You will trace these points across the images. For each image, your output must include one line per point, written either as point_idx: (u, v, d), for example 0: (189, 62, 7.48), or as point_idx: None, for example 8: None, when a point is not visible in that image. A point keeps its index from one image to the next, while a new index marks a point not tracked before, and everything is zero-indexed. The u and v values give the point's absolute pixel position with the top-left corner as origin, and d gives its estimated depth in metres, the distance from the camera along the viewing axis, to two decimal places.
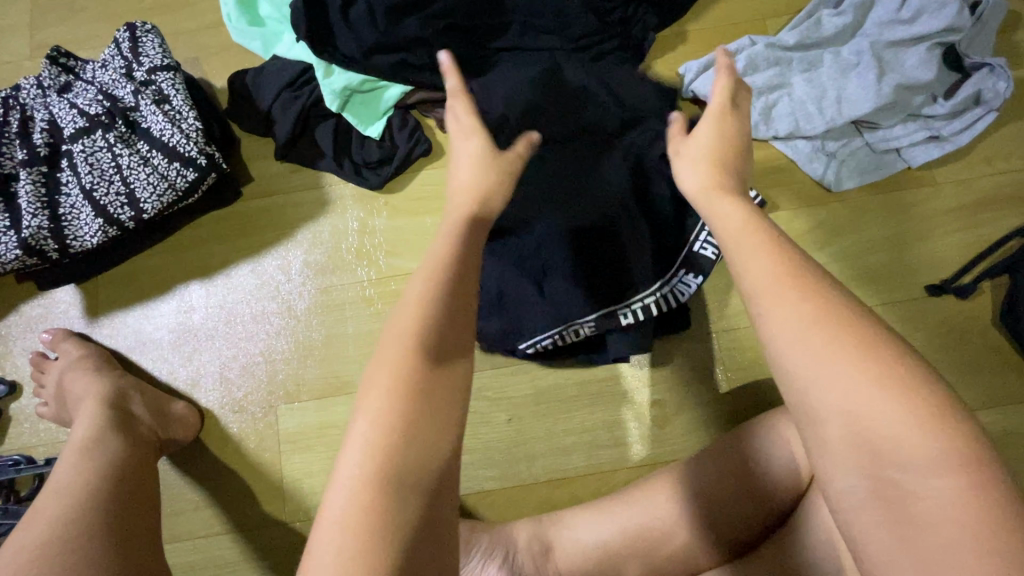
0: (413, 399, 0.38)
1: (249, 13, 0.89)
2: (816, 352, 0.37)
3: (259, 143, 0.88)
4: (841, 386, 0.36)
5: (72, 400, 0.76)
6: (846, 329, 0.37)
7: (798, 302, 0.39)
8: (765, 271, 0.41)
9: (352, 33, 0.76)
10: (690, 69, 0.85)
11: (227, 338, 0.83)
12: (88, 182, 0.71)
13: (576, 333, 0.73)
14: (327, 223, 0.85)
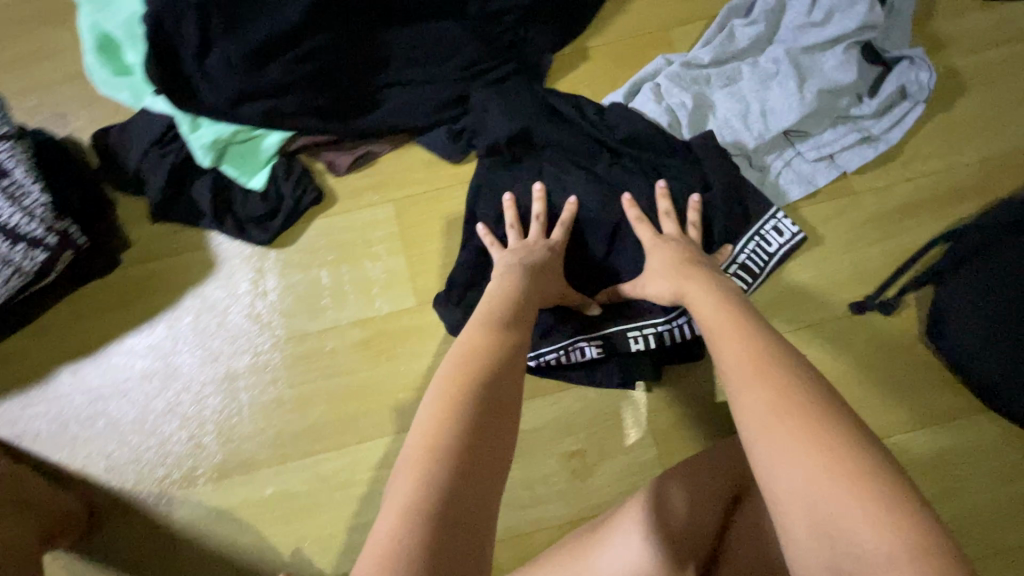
0: (461, 436, 0.42)
1: (112, 61, 0.81)
2: (774, 440, 0.39)
3: (135, 203, 0.80)
4: (795, 470, 0.37)
5: None
6: (803, 415, 0.39)
7: (761, 390, 0.42)
8: (734, 358, 0.46)
9: (212, 81, 0.70)
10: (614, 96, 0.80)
11: (115, 420, 0.76)
12: None
13: (581, 352, 0.72)
14: (215, 287, 0.79)
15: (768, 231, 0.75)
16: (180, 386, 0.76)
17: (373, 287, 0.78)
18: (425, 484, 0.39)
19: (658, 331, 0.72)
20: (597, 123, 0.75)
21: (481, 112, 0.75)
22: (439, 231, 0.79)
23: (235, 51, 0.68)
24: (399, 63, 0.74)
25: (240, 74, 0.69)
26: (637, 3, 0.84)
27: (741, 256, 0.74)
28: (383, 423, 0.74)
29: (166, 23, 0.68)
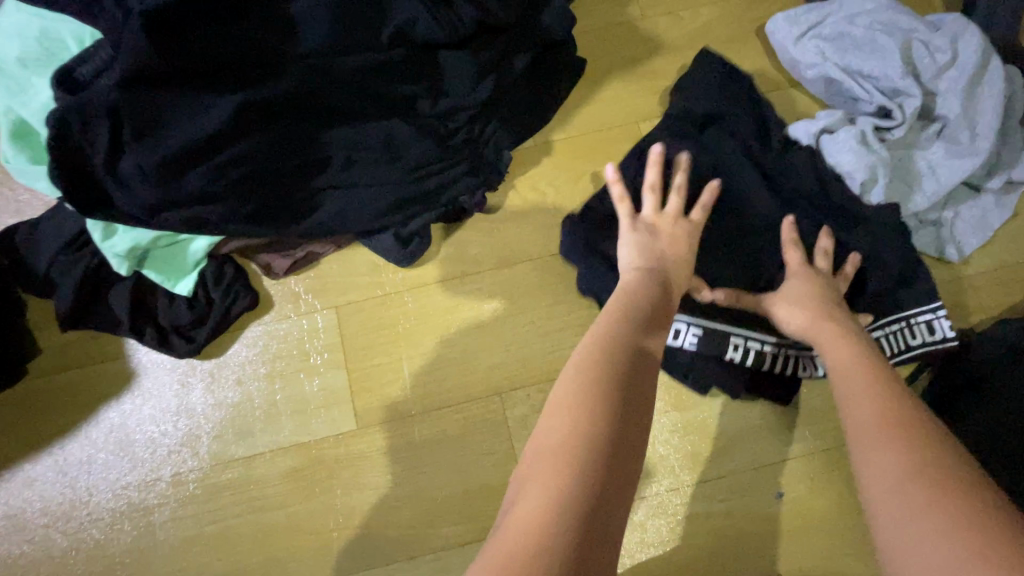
0: (601, 443, 0.40)
1: (32, 147, 0.74)
2: (907, 509, 0.37)
3: (48, 306, 0.73)
4: (936, 545, 0.35)
5: None
6: (940, 488, 0.37)
7: (895, 456, 0.41)
8: (868, 414, 0.46)
9: (126, 187, 0.62)
10: (801, 134, 0.72)
11: (8, 556, 0.67)
12: None
13: (676, 334, 0.67)
14: (134, 401, 0.71)
15: (920, 323, 0.67)
16: (88, 517, 0.68)
17: (309, 408, 0.70)
18: (561, 486, 0.37)
19: (764, 348, 0.68)
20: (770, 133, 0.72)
21: (696, 97, 0.74)
22: (385, 342, 0.72)
23: (147, 160, 0.61)
24: (339, 165, 0.68)
25: (154, 181, 0.62)
26: (604, 93, 0.80)
27: (876, 332, 0.67)
28: (315, 566, 0.67)
29: (72, 125, 0.60)
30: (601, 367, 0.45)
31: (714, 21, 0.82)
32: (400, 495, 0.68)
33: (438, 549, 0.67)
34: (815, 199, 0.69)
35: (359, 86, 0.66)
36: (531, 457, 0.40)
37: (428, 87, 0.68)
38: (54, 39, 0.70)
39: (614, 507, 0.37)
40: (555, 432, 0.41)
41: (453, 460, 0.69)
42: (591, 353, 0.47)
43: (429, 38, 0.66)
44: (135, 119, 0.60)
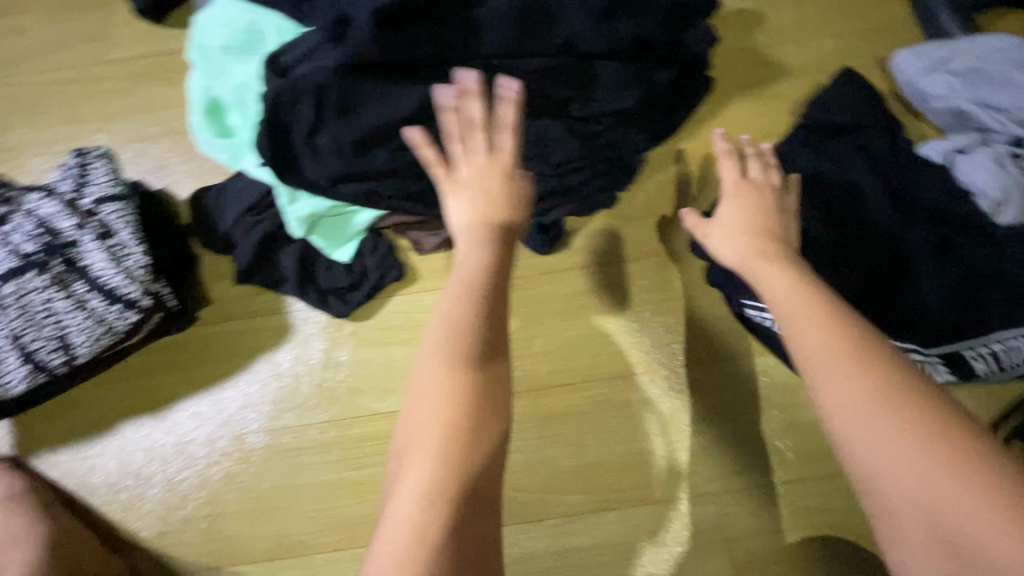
0: (461, 415, 0.46)
1: (217, 121, 0.84)
2: (872, 432, 0.42)
3: (219, 261, 0.81)
4: (908, 467, 0.41)
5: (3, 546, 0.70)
6: (898, 413, 0.42)
7: (853, 382, 0.45)
8: (821, 345, 0.47)
9: (318, 159, 0.70)
10: (932, 152, 0.77)
11: (173, 479, 0.75)
12: (16, 327, 0.63)
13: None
14: (288, 353, 0.78)
15: None
16: (242, 453, 0.75)
17: None
18: (432, 470, 0.44)
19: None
20: (887, 151, 0.78)
21: (821, 112, 0.81)
22: (517, 321, 0.78)
23: (346, 135, 0.69)
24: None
25: (342, 162, 0.70)
26: (729, 109, 0.86)
27: (999, 343, 0.71)
28: None
29: (280, 111, 0.68)
30: (437, 333, 0.50)
31: (834, 52, 0.88)
32: (525, 463, 0.73)
33: (560, 515, 0.73)
34: (936, 216, 0.75)
35: (525, 88, 0.71)
36: (411, 419, 0.48)
37: (584, 91, 0.73)
38: (256, 30, 0.80)
39: (497, 461, 0.47)
40: (428, 407, 0.47)
41: (575, 435, 0.75)
42: (443, 316, 0.51)
43: (592, 49, 0.71)
44: (338, 110, 0.69)
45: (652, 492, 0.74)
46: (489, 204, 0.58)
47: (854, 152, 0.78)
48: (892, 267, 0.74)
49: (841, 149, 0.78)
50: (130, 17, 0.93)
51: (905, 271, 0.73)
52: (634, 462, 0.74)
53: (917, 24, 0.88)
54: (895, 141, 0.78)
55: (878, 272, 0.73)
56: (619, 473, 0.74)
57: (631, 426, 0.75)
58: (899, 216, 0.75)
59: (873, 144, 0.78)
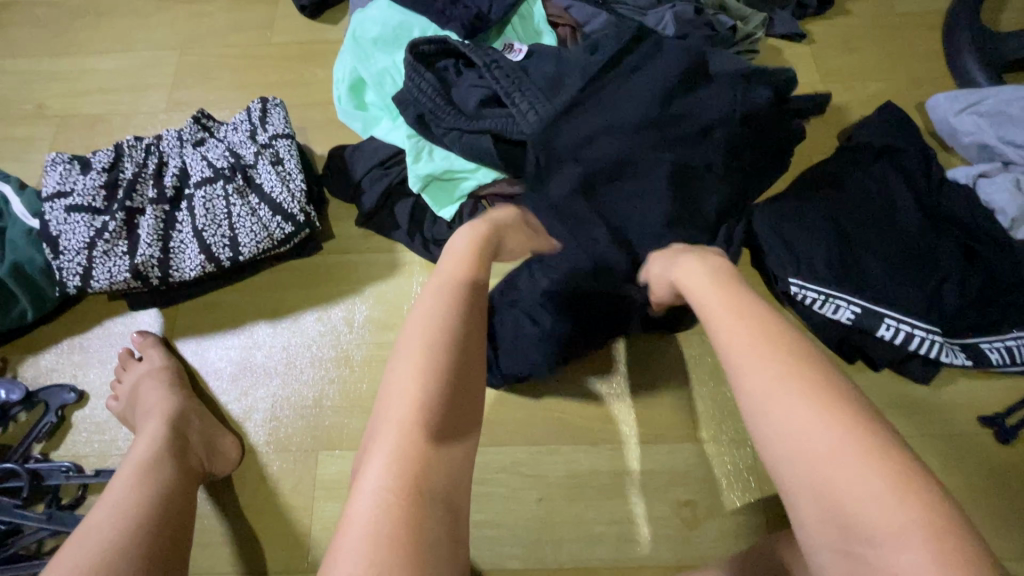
0: (427, 429, 0.52)
1: (356, 97, 1.01)
2: (784, 422, 0.45)
3: (344, 205, 0.98)
4: (807, 442, 0.43)
5: (141, 409, 0.81)
6: (813, 400, 0.45)
7: (767, 366, 0.48)
8: (742, 336, 0.50)
9: (436, 138, 0.88)
10: (960, 176, 0.90)
11: (286, 375, 0.87)
12: (201, 224, 0.80)
13: (835, 309, 0.83)
14: (393, 285, 0.93)
15: None
16: (345, 359, 0.88)
17: None
18: (393, 473, 0.49)
19: (912, 332, 0.81)
20: (913, 172, 0.91)
21: (865, 136, 0.95)
22: None
23: (459, 123, 0.85)
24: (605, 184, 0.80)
25: (463, 123, 0.85)
26: None
27: (1014, 338, 0.81)
28: (514, 435, 0.82)
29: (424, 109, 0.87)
30: (416, 352, 0.55)
31: (875, 93, 1.04)
32: (588, 395, 0.84)
33: (613, 442, 0.81)
34: (962, 226, 0.87)
35: (646, 131, 0.79)
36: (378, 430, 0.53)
37: (695, 138, 0.79)
38: (404, 28, 0.98)
39: (456, 469, 0.53)
40: (397, 407, 0.53)
41: (631, 378, 0.85)
42: (423, 333, 0.57)
43: (708, 111, 0.80)
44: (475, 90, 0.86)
45: (697, 433, 0.82)
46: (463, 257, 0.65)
47: (888, 168, 0.92)
48: (919, 262, 0.84)
49: (876, 164, 0.93)
50: (296, 14, 1.16)
51: (930, 266, 0.84)
52: (682, 405, 0.83)
53: (950, 76, 1.04)
54: (927, 165, 0.92)
55: (907, 265, 0.84)
56: (669, 415, 0.83)
57: (683, 374, 0.85)
58: (926, 221, 0.87)
59: (903, 163, 0.92)
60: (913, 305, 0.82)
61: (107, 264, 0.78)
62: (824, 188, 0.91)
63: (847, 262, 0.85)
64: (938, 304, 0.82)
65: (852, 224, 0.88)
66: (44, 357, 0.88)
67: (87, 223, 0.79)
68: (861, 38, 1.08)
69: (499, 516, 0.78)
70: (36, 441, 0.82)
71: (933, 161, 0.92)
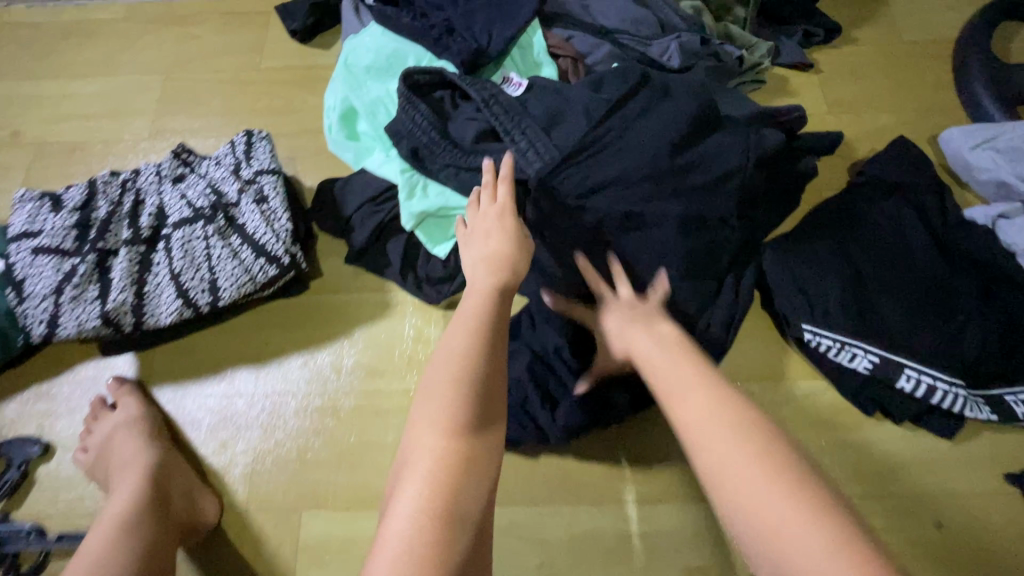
0: (459, 454, 0.53)
1: (348, 126, 0.96)
2: (737, 493, 0.44)
3: (333, 240, 0.93)
4: (755, 512, 0.43)
5: (116, 463, 0.76)
6: (761, 470, 0.44)
7: (720, 437, 0.47)
8: (692, 409, 0.51)
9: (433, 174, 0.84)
10: (978, 216, 0.86)
11: (268, 425, 0.82)
12: (178, 267, 0.75)
13: (851, 357, 0.79)
14: (384, 327, 0.88)
15: None
16: (332, 408, 0.83)
17: None
18: (426, 497, 0.50)
19: (935, 384, 0.76)
20: (930, 209, 0.87)
21: (877, 171, 0.92)
22: None
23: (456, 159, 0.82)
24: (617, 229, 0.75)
25: (460, 158, 0.81)
26: None
27: None
28: (512, 492, 0.77)
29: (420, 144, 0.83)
30: (440, 383, 0.56)
31: (887, 125, 1.00)
32: (591, 448, 0.79)
33: (617, 501, 0.76)
34: (983, 269, 0.83)
35: (655, 173, 0.74)
36: (414, 443, 0.55)
37: (707, 181, 0.75)
38: (398, 56, 0.93)
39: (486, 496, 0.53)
40: (428, 433, 0.54)
41: (637, 430, 0.80)
42: (449, 361, 0.57)
43: (717, 154, 0.76)
44: (474, 124, 0.83)
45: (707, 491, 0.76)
46: (493, 270, 0.65)
47: (903, 204, 0.88)
48: (939, 305, 0.80)
49: (891, 200, 0.88)
50: (286, 37, 1.12)
51: (950, 310, 0.80)
52: (691, 460, 0.78)
53: (964, 108, 1.01)
54: (942, 203, 0.88)
55: (926, 310, 0.80)
56: (678, 470, 0.78)
57: None
58: (944, 262, 0.83)
59: (918, 199, 0.88)
60: (934, 354, 0.77)
61: (75, 311, 0.72)
62: (836, 226, 0.87)
63: (864, 307, 0.80)
64: (957, 351, 0.78)
65: (867, 265, 0.83)
66: (8, 407, 0.82)
67: (55, 266, 0.73)
68: (870, 68, 1.05)
69: None
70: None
71: (949, 198, 0.88)
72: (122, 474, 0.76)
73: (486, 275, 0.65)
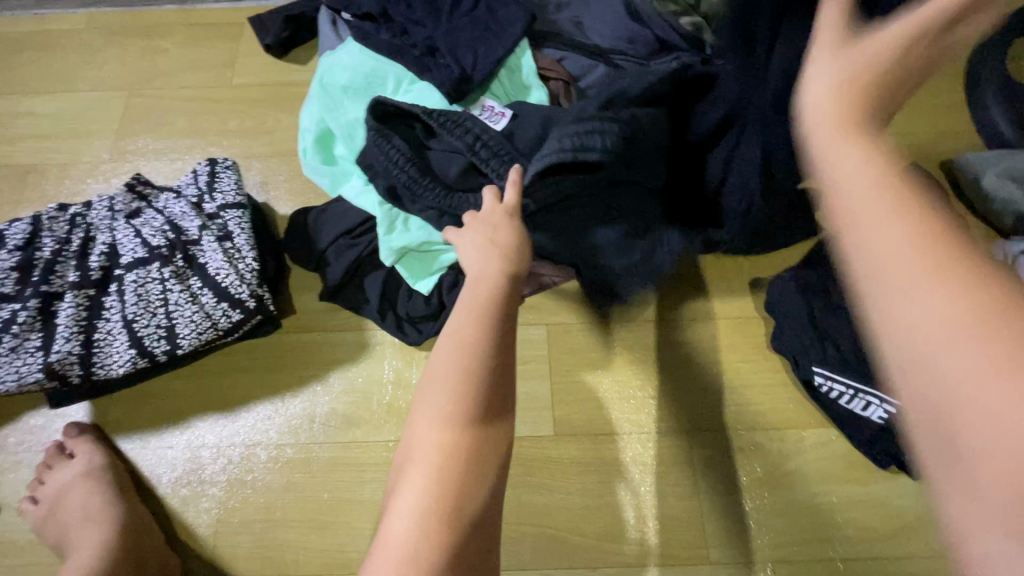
0: (462, 443, 0.49)
1: (324, 151, 0.90)
2: (967, 374, 0.24)
3: (307, 275, 0.86)
4: (1004, 406, 0.23)
5: (79, 519, 0.71)
6: (1022, 344, 0.23)
7: (939, 286, 0.25)
8: (890, 241, 0.27)
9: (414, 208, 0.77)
10: None
11: (235, 479, 0.75)
12: (131, 312, 0.68)
13: (864, 406, 0.71)
14: (362, 370, 0.81)
15: None
16: (304, 461, 0.76)
17: (514, 409, 0.78)
18: (427, 492, 0.47)
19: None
20: None
21: None
22: (585, 366, 0.80)
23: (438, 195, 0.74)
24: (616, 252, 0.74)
25: (443, 195, 0.74)
26: None
27: None
28: (499, 554, 0.71)
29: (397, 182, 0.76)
30: (446, 369, 0.51)
31: None
32: (586, 505, 0.73)
33: (614, 564, 0.70)
34: None
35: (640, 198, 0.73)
36: (417, 429, 0.51)
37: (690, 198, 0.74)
38: (376, 75, 0.86)
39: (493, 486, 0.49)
40: (429, 425, 0.50)
41: (634, 484, 0.74)
42: (453, 343, 0.53)
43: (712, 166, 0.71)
44: (455, 158, 0.76)
45: (710, 553, 0.71)
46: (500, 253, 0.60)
47: None
48: None
49: None
50: (261, 52, 1.05)
51: None
52: (694, 517, 0.72)
53: (976, 131, 0.96)
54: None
55: None
56: (678, 529, 0.72)
57: (693, 480, 0.74)
58: None
59: None
60: None
61: (15, 364, 0.66)
62: None
63: None
64: None
65: None
66: None
67: None
68: None
69: None
70: None
71: None
72: (87, 532, 0.71)
73: (491, 261, 0.60)
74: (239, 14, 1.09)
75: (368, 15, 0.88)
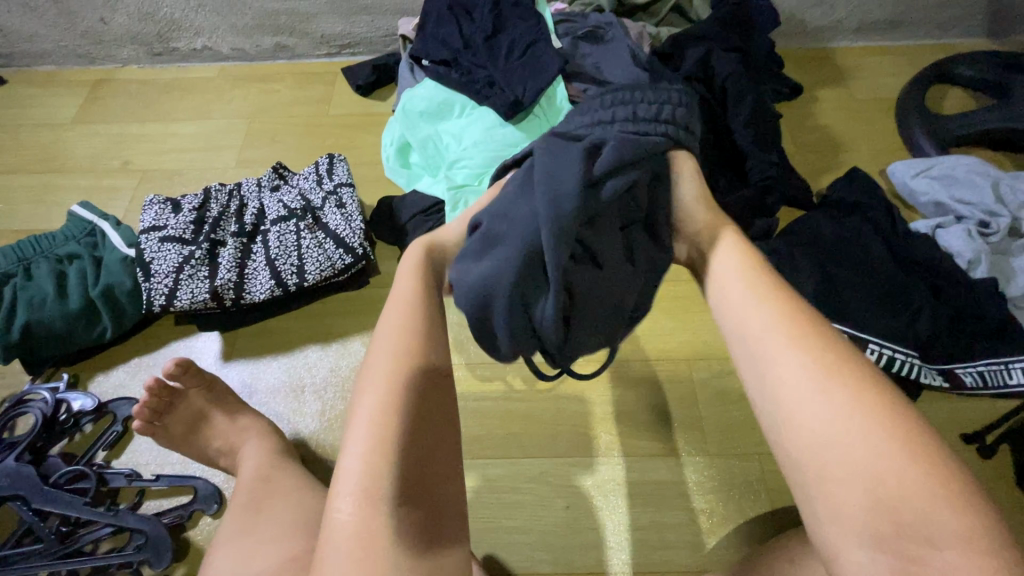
0: (392, 439, 0.51)
1: (403, 158, 1.18)
2: (837, 407, 0.50)
3: (389, 248, 1.13)
4: (856, 424, 0.49)
5: (213, 412, 0.88)
6: (864, 399, 0.50)
7: (805, 358, 0.54)
8: (772, 321, 0.57)
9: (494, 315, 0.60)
10: (920, 227, 1.05)
11: (331, 389, 0.97)
12: (274, 254, 0.93)
13: None
14: None
15: (1015, 368, 0.91)
16: None
17: None
18: (376, 482, 0.49)
19: (894, 354, 0.92)
20: (882, 222, 1.05)
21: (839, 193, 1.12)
22: None
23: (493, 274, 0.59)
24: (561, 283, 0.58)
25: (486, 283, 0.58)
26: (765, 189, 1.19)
27: (979, 365, 0.92)
28: (542, 445, 0.90)
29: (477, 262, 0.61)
30: (381, 372, 0.55)
31: (843, 162, 1.22)
32: (610, 412, 0.93)
33: (631, 453, 0.89)
34: (926, 268, 0.99)
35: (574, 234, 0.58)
36: (355, 428, 0.52)
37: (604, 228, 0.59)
38: (447, 103, 1.14)
39: (427, 479, 0.52)
40: (363, 428, 0.52)
41: (647, 396, 0.94)
42: (390, 346, 0.56)
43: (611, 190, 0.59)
44: (474, 267, 0.59)
45: (709, 446, 0.90)
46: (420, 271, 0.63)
47: (858, 219, 1.07)
48: (894, 296, 0.97)
49: (852, 217, 1.07)
50: (351, 92, 1.37)
51: (903, 299, 0.96)
52: (694, 420, 0.92)
53: (907, 148, 1.23)
54: (894, 218, 1.06)
55: (884, 298, 0.97)
56: (681, 426, 0.91)
57: (691, 393, 0.95)
58: (897, 260, 1.01)
59: (874, 214, 1.06)
60: (890, 333, 0.93)
61: (190, 286, 0.90)
62: (803, 235, 1.06)
63: (832, 298, 0.98)
64: (908, 328, 0.94)
65: (832, 264, 1.01)
66: (115, 373, 0.97)
67: (177, 251, 0.92)
68: (828, 120, 1.29)
69: (530, 522, 0.84)
70: (102, 448, 0.89)
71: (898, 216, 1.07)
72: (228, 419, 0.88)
73: (407, 279, 0.63)
74: (334, 65, 1.43)
75: (441, 60, 1.18)
